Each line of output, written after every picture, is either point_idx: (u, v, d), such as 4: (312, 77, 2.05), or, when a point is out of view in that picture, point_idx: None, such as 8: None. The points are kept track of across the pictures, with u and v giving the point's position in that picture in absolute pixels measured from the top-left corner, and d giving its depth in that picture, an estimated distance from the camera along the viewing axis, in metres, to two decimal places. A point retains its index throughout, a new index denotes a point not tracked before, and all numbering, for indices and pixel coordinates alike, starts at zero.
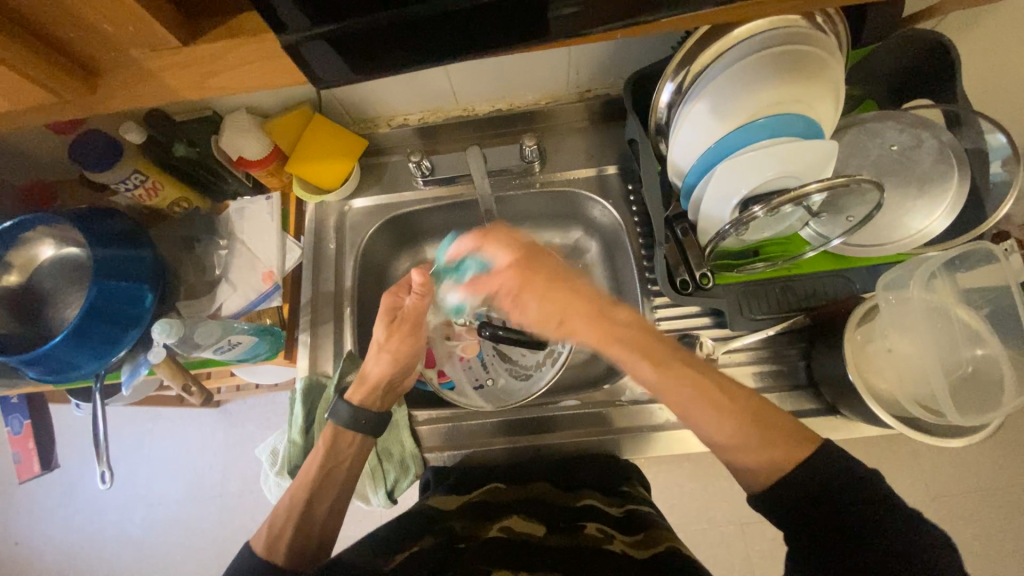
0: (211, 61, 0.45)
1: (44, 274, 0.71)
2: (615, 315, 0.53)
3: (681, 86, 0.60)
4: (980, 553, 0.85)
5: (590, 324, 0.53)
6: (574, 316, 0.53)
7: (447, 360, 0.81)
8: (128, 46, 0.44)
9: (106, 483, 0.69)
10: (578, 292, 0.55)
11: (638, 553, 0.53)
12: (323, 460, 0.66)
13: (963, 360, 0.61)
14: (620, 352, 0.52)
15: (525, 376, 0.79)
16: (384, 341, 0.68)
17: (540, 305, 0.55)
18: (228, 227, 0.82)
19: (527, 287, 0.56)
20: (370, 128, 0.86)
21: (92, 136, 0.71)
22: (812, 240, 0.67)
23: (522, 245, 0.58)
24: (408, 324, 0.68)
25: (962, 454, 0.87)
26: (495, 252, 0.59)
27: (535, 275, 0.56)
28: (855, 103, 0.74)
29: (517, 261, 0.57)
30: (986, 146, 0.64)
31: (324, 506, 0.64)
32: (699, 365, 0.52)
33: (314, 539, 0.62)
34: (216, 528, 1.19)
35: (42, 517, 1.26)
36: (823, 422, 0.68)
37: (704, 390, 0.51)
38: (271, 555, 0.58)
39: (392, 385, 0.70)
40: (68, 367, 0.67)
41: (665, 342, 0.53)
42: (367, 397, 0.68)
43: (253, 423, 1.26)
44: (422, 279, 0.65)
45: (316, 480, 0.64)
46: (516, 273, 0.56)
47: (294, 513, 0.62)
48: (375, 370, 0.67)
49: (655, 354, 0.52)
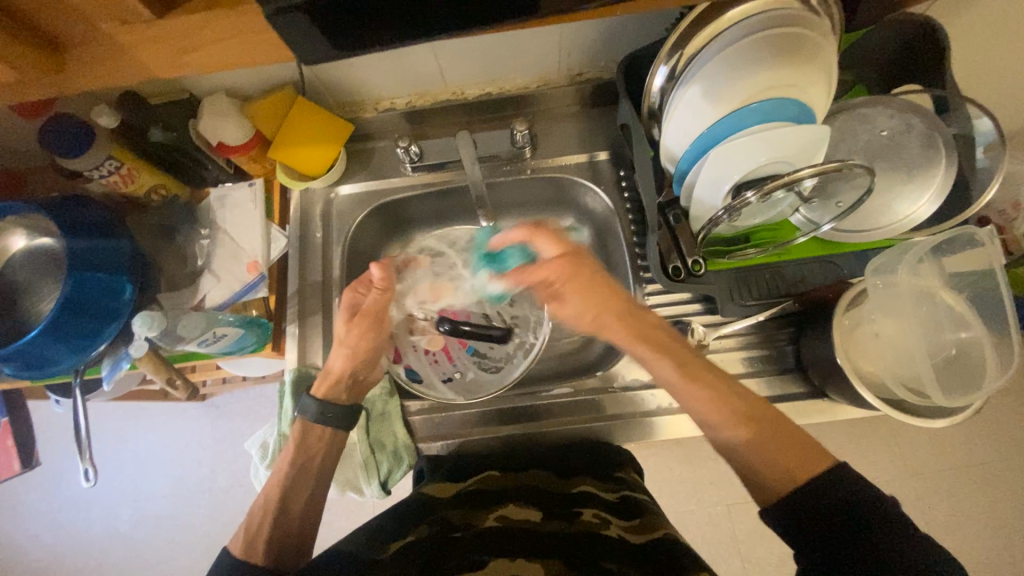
0: (186, 37, 0.43)
1: (16, 265, 0.68)
2: (644, 316, 0.62)
3: (675, 70, 0.59)
4: (958, 528, 0.88)
5: (623, 320, 0.61)
6: (609, 313, 0.61)
7: (412, 355, 0.79)
8: (97, 19, 0.41)
9: (89, 480, 0.67)
10: (612, 293, 0.62)
11: (633, 538, 0.54)
12: (293, 457, 0.65)
13: (947, 342, 0.62)
14: (645, 348, 0.59)
15: (494, 368, 0.79)
16: (344, 336, 0.69)
17: (582, 299, 0.62)
18: (210, 216, 0.80)
19: (575, 279, 0.63)
20: (355, 111, 0.84)
21: (62, 120, 0.67)
22: (801, 226, 0.68)
23: (573, 244, 0.66)
24: (368, 318, 0.70)
25: (940, 433, 0.89)
26: (548, 244, 0.65)
27: (580, 269, 0.63)
28: (845, 89, 0.73)
29: (566, 255, 0.64)
30: (973, 131, 0.65)
31: (300, 503, 0.64)
32: (718, 374, 0.57)
33: (294, 536, 0.61)
34: (206, 522, 1.18)
35: (23, 515, 1.23)
36: (811, 405, 0.69)
37: (725, 402, 0.55)
38: (251, 557, 0.57)
39: (357, 379, 0.70)
40: (47, 362, 0.65)
41: (686, 347, 0.60)
42: (330, 390, 0.68)
43: (240, 416, 1.24)
44: (382, 272, 0.69)
45: (291, 474, 0.64)
46: (565, 264, 0.63)
47: (271, 509, 0.62)
48: (337, 363, 0.68)
49: (678, 355, 0.58)
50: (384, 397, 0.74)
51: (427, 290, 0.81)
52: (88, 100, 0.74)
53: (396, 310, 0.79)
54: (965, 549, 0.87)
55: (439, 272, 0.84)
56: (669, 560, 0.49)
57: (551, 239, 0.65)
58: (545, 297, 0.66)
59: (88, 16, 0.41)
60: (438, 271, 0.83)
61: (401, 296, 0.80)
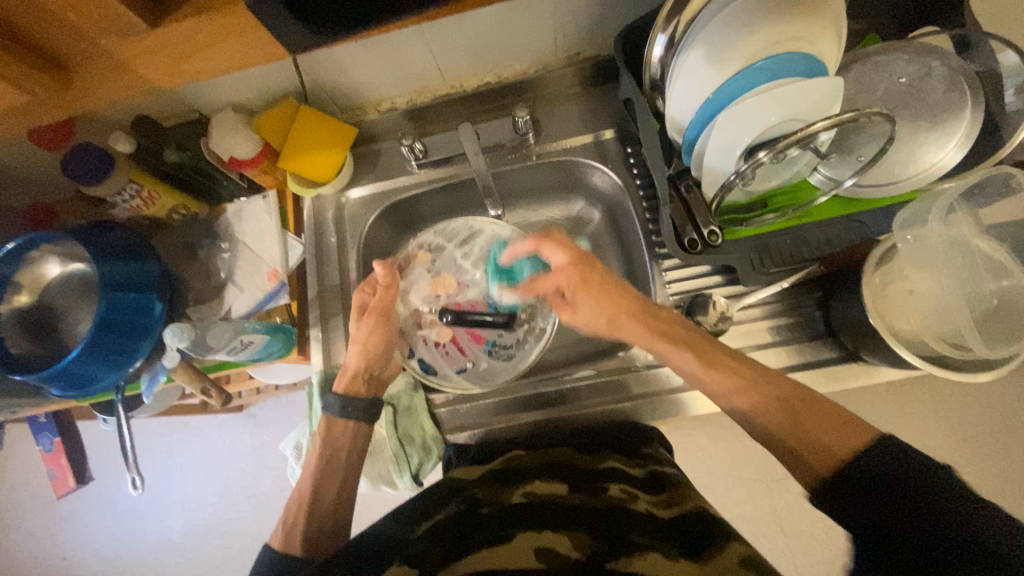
0: (180, 43, 0.45)
1: (54, 291, 0.72)
2: (659, 314, 0.63)
3: (674, 37, 0.58)
4: (1014, 494, 0.84)
5: (633, 321, 0.62)
6: (623, 314, 0.62)
7: (423, 348, 0.79)
8: (96, 35, 0.44)
9: (138, 488, 0.71)
10: (625, 295, 0.63)
11: (662, 512, 0.53)
12: (321, 450, 0.68)
13: (986, 293, 0.58)
14: (668, 346, 0.60)
15: (507, 355, 0.78)
16: (355, 334, 0.71)
17: (594, 305, 0.64)
18: (229, 230, 0.82)
19: (585, 287, 0.64)
20: (358, 115, 0.85)
21: (81, 150, 0.70)
22: (822, 185, 0.65)
23: (581, 248, 0.66)
24: (375, 313, 0.71)
25: (988, 394, 0.85)
26: (556, 252, 0.66)
27: (590, 273, 0.64)
28: (857, 38, 0.69)
29: (576, 261, 0.65)
30: (999, 67, 0.61)
31: (331, 493, 0.67)
32: (732, 354, 0.58)
33: (329, 524, 0.65)
34: (252, 528, 1.22)
35: (85, 532, 1.29)
36: (844, 370, 0.67)
37: (758, 385, 0.55)
38: (290, 550, 0.62)
39: (374, 373, 0.72)
40: (89, 380, 0.68)
41: (712, 343, 0.59)
42: (351, 384, 0.70)
43: (276, 424, 1.27)
44: (384, 270, 0.70)
45: (320, 468, 0.67)
46: (575, 270, 0.65)
47: (304, 503, 0.66)
48: (351, 360, 0.70)
49: (703, 352, 0.58)
50: (410, 391, 0.76)
51: (429, 286, 0.82)
52: (104, 129, 0.77)
53: (402, 307, 0.81)
54: (1022, 513, 0.83)
55: (440, 266, 0.84)
56: (703, 533, 0.48)
57: (556, 247, 0.66)
58: (557, 303, 0.68)
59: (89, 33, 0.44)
60: (438, 266, 0.84)
61: (406, 292, 0.82)
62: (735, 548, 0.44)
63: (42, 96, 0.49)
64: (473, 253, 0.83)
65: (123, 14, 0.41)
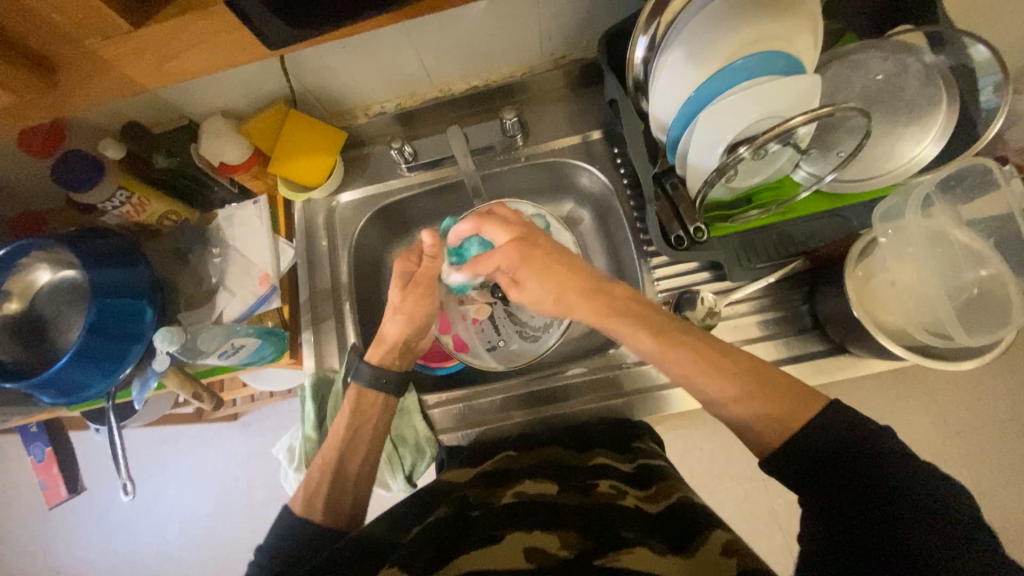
0: (164, 42, 0.45)
1: (43, 298, 0.71)
2: (614, 292, 0.57)
3: (655, 39, 0.60)
4: (1003, 485, 0.85)
5: (592, 307, 0.56)
6: (572, 293, 0.56)
7: (460, 324, 0.81)
8: (79, 36, 0.44)
9: (129, 495, 0.70)
10: (575, 273, 0.57)
11: (648, 507, 0.53)
12: (350, 419, 0.66)
13: (966, 283, 0.60)
14: (622, 325, 0.55)
15: (532, 337, 0.81)
16: (398, 304, 0.68)
17: (540, 283, 0.57)
18: (220, 235, 0.82)
19: (529, 263, 0.57)
20: (348, 120, 0.85)
21: (70, 156, 0.70)
22: (804, 182, 0.67)
23: (524, 225, 0.61)
24: (425, 284, 0.68)
25: (976, 385, 0.86)
26: (497, 232, 0.62)
27: (535, 250, 0.58)
28: (835, 38, 0.71)
29: (517, 239, 0.59)
30: (971, 61, 0.62)
31: (356, 463, 0.65)
32: (690, 329, 0.55)
33: (349, 495, 0.63)
34: (248, 537, 1.21)
35: (77, 546, 1.28)
36: (832, 363, 0.67)
37: (697, 354, 0.53)
38: (311, 515, 0.61)
39: (409, 346, 0.71)
40: (79, 388, 0.67)
41: (662, 313, 0.56)
42: (386, 356, 0.69)
43: (270, 432, 1.27)
44: (433, 241, 0.65)
45: (348, 436, 0.66)
46: (517, 248, 0.58)
47: (329, 469, 0.64)
48: (391, 332, 0.69)
49: (655, 325, 0.55)
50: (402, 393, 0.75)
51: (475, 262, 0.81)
52: (94, 135, 0.78)
53: (445, 281, 0.79)
54: (1014, 503, 0.84)
55: None
56: (688, 522, 0.49)
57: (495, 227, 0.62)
58: (505, 287, 0.61)
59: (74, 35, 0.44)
60: None
61: None
62: (718, 537, 0.45)
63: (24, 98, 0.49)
64: None
65: (103, 12, 0.42)
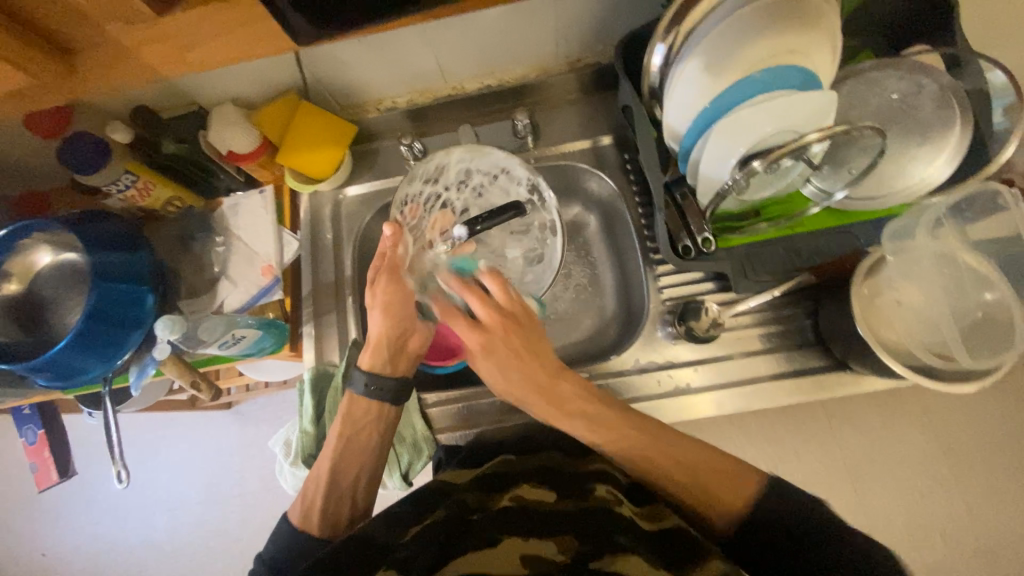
0: (184, 32, 0.46)
1: (44, 279, 0.71)
2: (571, 398, 0.59)
3: (673, 46, 0.59)
4: (994, 507, 0.85)
5: (544, 396, 0.59)
6: (526, 389, 0.59)
7: None
8: (102, 20, 0.45)
9: (123, 482, 0.69)
10: (537, 368, 0.59)
11: (645, 525, 0.53)
12: (341, 430, 0.65)
13: (971, 305, 0.59)
14: (576, 426, 0.59)
15: (538, 257, 0.77)
16: (371, 302, 0.66)
17: (499, 373, 0.59)
18: (224, 223, 0.81)
19: (491, 354, 0.59)
20: (359, 113, 0.85)
21: (76, 138, 0.69)
22: (814, 196, 0.67)
23: (506, 306, 0.60)
24: (385, 272, 0.66)
25: (970, 407, 0.87)
26: (480, 309, 0.59)
27: (506, 342, 0.58)
28: (851, 55, 0.71)
29: (494, 325, 0.58)
30: (987, 85, 0.62)
31: (350, 477, 0.65)
32: (660, 435, 0.59)
33: (346, 506, 0.64)
34: (239, 527, 1.20)
35: (64, 529, 1.27)
36: (834, 379, 0.67)
37: (649, 450, 0.58)
38: (306, 530, 0.62)
39: (396, 341, 0.66)
40: (76, 371, 0.66)
41: (628, 418, 0.59)
42: (375, 360, 0.66)
43: (265, 423, 1.26)
44: (390, 230, 0.66)
45: (340, 448, 0.64)
46: (486, 336, 0.58)
47: (322, 481, 0.63)
48: (372, 332, 0.65)
49: (614, 426, 0.58)
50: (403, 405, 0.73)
51: (438, 219, 0.76)
52: (101, 118, 0.77)
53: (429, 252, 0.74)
54: (1005, 525, 0.84)
55: (447, 198, 0.79)
56: (681, 547, 0.50)
57: (478, 301, 0.59)
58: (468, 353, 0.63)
59: (96, 19, 0.45)
60: (451, 197, 0.79)
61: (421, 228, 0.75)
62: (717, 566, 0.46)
63: (41, 80, 0.49)
64: (453, 182, 0.79)
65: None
